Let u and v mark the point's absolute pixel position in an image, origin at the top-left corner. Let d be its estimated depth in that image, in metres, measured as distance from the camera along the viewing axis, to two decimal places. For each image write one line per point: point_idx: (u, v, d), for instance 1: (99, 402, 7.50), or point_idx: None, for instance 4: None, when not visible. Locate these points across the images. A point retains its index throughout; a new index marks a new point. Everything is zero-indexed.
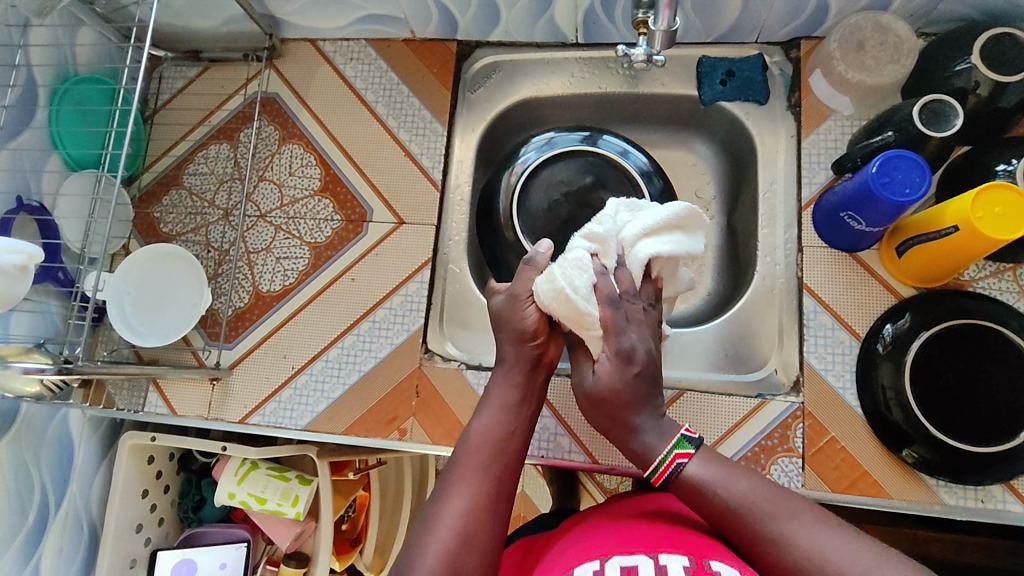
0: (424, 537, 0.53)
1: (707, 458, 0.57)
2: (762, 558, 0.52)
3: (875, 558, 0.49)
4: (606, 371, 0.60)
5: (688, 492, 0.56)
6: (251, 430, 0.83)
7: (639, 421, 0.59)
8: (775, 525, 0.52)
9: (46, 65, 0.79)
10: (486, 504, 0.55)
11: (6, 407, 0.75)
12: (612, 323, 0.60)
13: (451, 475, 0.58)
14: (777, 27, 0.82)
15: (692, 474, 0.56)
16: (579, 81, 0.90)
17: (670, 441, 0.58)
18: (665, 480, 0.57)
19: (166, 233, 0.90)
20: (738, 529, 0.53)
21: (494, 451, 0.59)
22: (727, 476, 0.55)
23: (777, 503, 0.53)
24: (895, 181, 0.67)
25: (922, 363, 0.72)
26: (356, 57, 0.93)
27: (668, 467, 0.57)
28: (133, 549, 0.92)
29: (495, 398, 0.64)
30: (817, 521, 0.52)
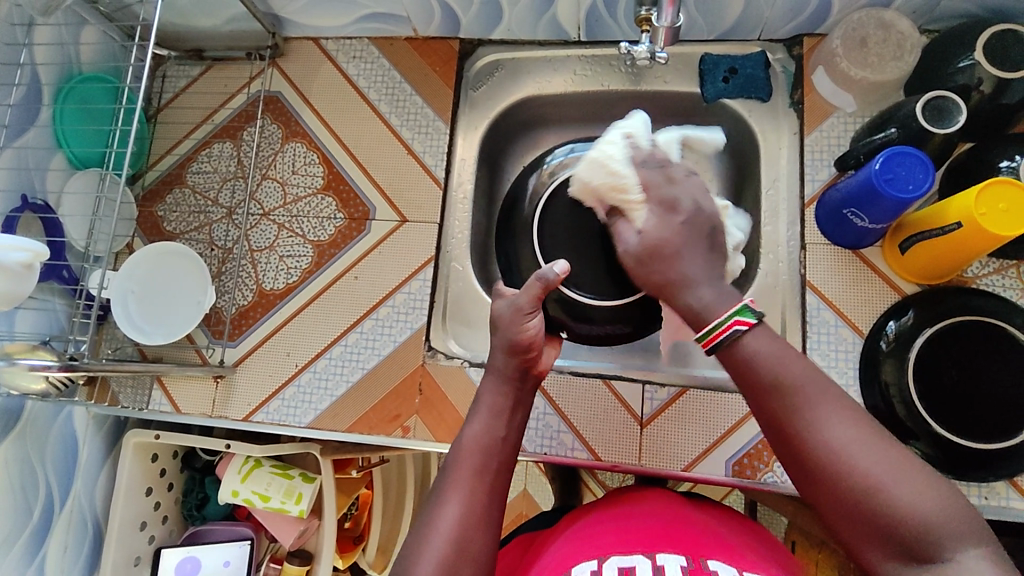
0: (418, 548, 0.50)
1: (766, 336, 0.49)
2: (792, 452, 0.47)
3: (915, 477, 0.44)
4: (653, 226, 0.57)
5: (734, 360, 0.49)
6: (255, 428, 0.83)
7: (691, 272, 0.53)
8: (811, 421, 0.46)
9: (50, 64, 0.79)
10: (480, 513, 0.52)
11: (11, 405, 0.75)
12: (647, 179, 0.61)
13: (442, 483, 0.55)
14: (779, 24, 0.82)
15: (747, 347, 0.49)
16: (581, 79, 0.90)
17: (729, 308, 0.50)
18: (717, 344, 0.50)
19: (170, 231, 0.90)
20: (771, 410, 0.48)
21: (486, 457, 0.56)
22: (783, 352, 0.49)
23: (825, 393, 0.47)
24: (898, 178, 0.67)
25: (926, 361, 0.71)
26: (359, 55, 0.93)
27: (724, 333, 0.49)
28: (137, 547, 0.92)
29: (485, 402, 0.60)
30: (863, 426, 0.46)
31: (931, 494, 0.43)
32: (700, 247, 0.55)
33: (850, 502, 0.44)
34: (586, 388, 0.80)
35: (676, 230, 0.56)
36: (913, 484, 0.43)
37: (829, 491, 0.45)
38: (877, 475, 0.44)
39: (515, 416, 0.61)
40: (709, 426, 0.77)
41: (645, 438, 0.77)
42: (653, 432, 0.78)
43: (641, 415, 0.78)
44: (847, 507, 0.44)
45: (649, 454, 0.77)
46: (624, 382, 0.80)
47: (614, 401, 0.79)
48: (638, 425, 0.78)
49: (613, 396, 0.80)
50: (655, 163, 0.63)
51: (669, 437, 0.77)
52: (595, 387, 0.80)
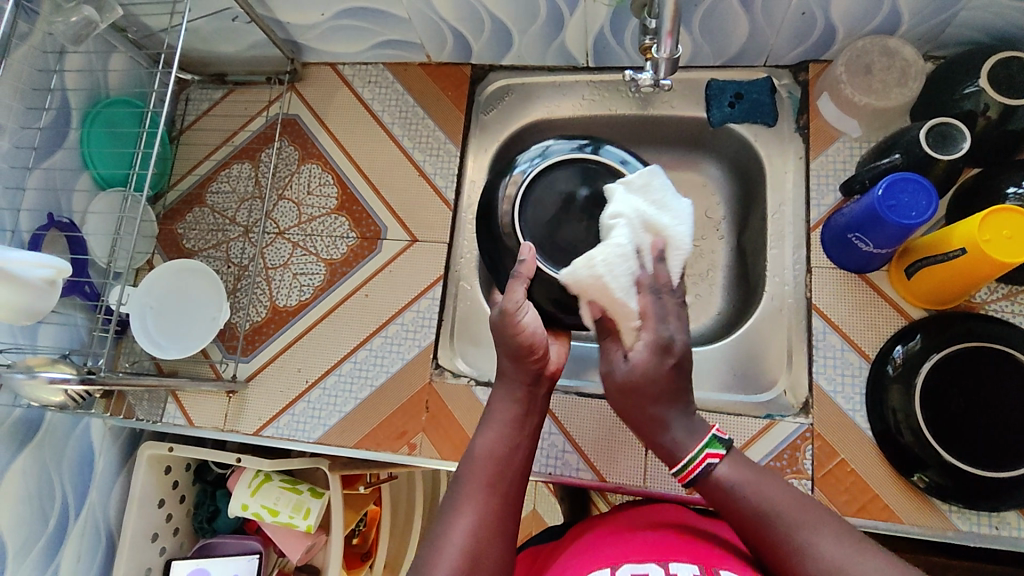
0: (431, 560, 0.50)
1: (737, 463, 0.54)
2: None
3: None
4: (641, 359, 0.57)
5: (715, 491, 0.53)
6: (265, 442, 0.84)
7: (669, 411, 0.56)
8: (793, 536, 0.48)
9: (79, 89, 0.83)
10: (494, 523, 0.53)
11: (31, 416, 0.78)
12: (649, 311, 0.60)
13: (455, 494, 0.55)
14: (784, 50, 0.84)
15: (720, 480, 0.53)
16: (589, 103, 0.92)
17: (699, 441, 0.55)
18: (694, 478, 0.54)
19: (188, 249, 0.93)
20: (754, 532, 0.51)
21: (499, 467, 0.57)
22: (758, 478, 0.52)
23: (803, 510, 0.50)
24: (901, 205, 0.67)
25: (932, 386, 0.71)
26: (374, 80, 0.96)
27: (696, 467, 0.54)
28: (148, 558, 0.94)
29: (497, 412, 0.61)
30: (842, 539, 0.47)
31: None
32: (678, 395, 0.57)
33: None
34: (591, 408, 0.81)
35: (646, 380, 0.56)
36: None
37: None
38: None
39: (527, 425, 0.62)
40: None
41: (649, 460, 0.78)
42: (658, 454, 0.78)
43: None
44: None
45: (653, 475, 0.77)
46: None
47: (619, 420, 0.80)
48: (643, 446, 0.78)
49: (617, 416, 0.80)
50: (656, 287, 0.62)
51: None
52: (600, 408, 0.80)
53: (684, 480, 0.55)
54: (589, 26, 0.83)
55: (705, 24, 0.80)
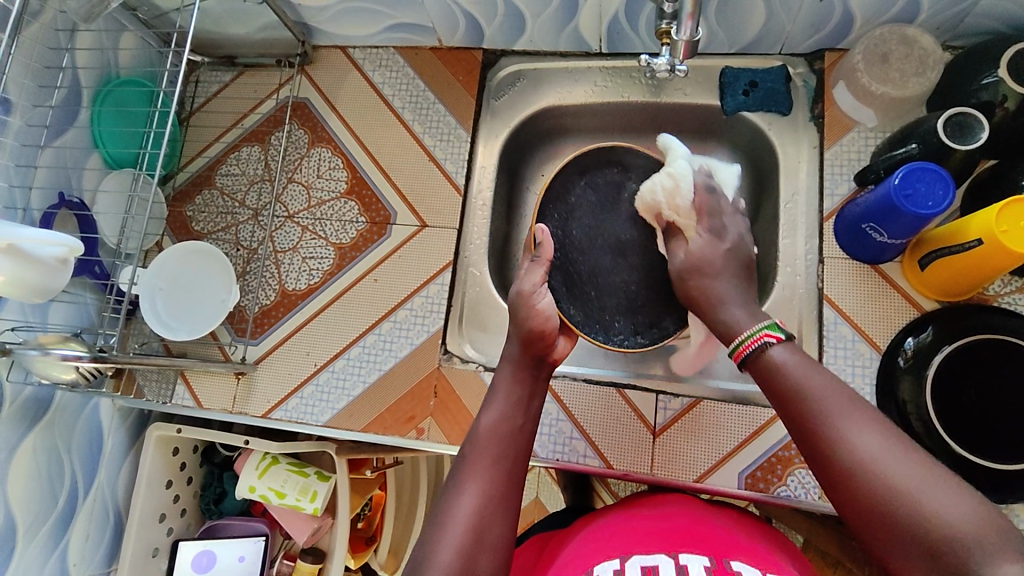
0: (437, 535, 0.54)
1: (793, 349, 0.54)
2: (821, 463, 0.48)
3: (950, 490, 0.43)
4: (701, 245, 0.66)
5: (764, 371, 0.54)
6: (273, 424, 0.85)
7: (723, 293, 0.62)
8: (838, 426, 0.48)
9: (90, 68, 0.82)
10: (497, 498, 0.56)
11: (41, 395, 0.78)
12: (703, 205, 0.69)
13: (459, 471, 0.58)
14: (800, 38, 0.83)
15: (773, 357, 0.54)
16: (602, 90, 0.91)
17: (759, 323, 0.57)
18: (748, 358, 0.55)
19: (197, 231, 0.93)
20: (794, 415, 0.51)
21: (502, 443, 0.61)
22: (806, 366, 0.52)
23: (847, 402, 0.49)
24: (918, 194, 0.66)
25: (945, 377, 0.71)
26: (385, 64, 0.95)
27: (751, 344, 0.55)
28: (155, 538, 0.94)
29: (501, 392, 0.65)
30: (889, 436, 0.47)
31: (959, 504, 0.42)
32: (729, 279, 0.63)
33: (880, 515, 0.44)
34: (599, 395, 0.81)
35: (707, 262, 0.65)
36: (943, 494, 0.43)
37: (862, 498, 0.45)
38: (906, 482, 0.44)
39: (530, 404, 0.66)
40: (722, 437, 0.77)
41: (657, 447, 0.78)
42: (666, 442, 0.78)
43: (653, 424, 0.79)
44: (877, 521, 0.45)
45: (661, 463, 0.77)
46: (638, 392, 0.81)
47: (627, 408, 0.80)
48: (650, 434, 0.78)
49: (625, 403, 0.80)
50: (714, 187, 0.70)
51: (683, 446, 0.77)
52: (608, 395, 0.80)
53: (734, 360, 0.57)
54: (604, 10, 0.82)
55: (721, 9, 0.79)
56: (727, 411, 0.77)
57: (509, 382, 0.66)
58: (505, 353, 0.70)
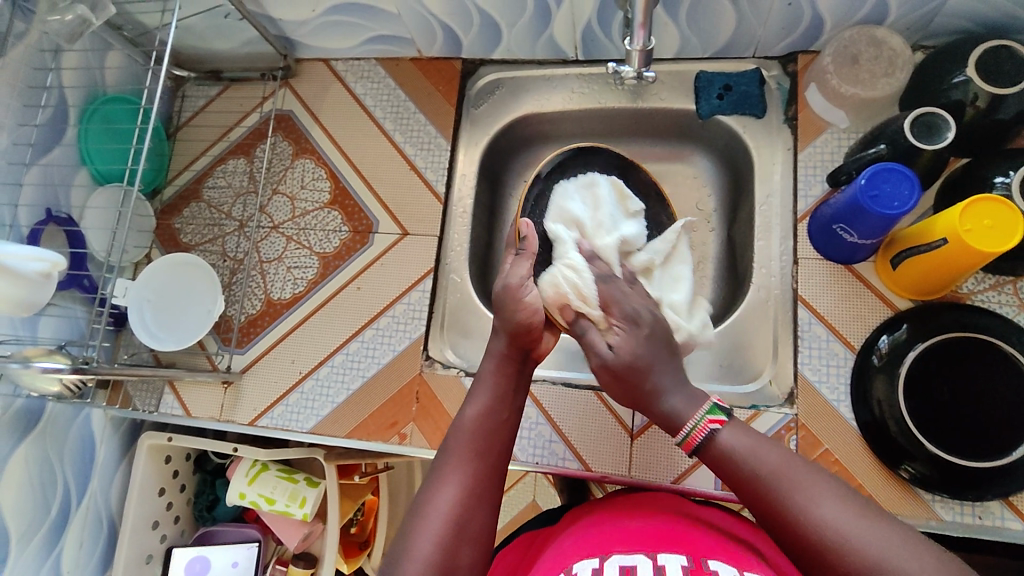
0: (417, 527, 0.55)
1: (739, 430, 0.55)
2: (787, 540, 0.50)
3: (913, 549, 0.46)
4: (622, 341, 0.63)
5: (717, 457, 0.55)
6: (260, 432, 0.86)
7: (664, 381, 0.60)
8: (797, 502, 0.49)
9: (76, 87, 0.84)
10: (476, 491, 0.58)
11: (32, 406, 0.80)
12: (610, 296, 0.67)
13: (441, 465, 0.60)
14: (772, 42, 0.83)
15: (722, 442, 0.55)
16: (579, 96, 0.92)
17: (698, 408, 0.57)
18: (697, 445, 0.56)
19: (185, 243, 0.94)
20: (754, 497, 0.52)
21: (483, 437, 0.62)
22: (757, 445, 0.54)
23: (802, 478, 0.51)
24: (884, 194, 0.67)
25: (916, 376, 0.71)
26: (366, 75, 0.97)
27: (699, 433, 0.56)
28: (149, 545, 0.96)
29: (486, 384, 0.66)
30: (847, 503, 0.49)
31: (924, 562, 0.45)
32: (669, 365, 0.61)
33: None
34: (578, 399, 0.81)
35: (638, 347, 0.62)
36: (909, 556, 0.45)
37: (830, 571, 0.47)
38: (874, 548, 0.46)
39: (514, 398, 0.67)
40: None
41: (635, 450, 0.78)
42: (644, 444, 0.78)
43: (631, 426, 0.79)
44: None
45: (639, 465, 0.78)
46: (616, 395, 0.81)
47: (605, 411, 0.80)
48: (628, 437, 0.79)
49: (603, 407, 0.81)
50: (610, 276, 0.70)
51: (661, 448, 0.78)
52: (586, 398, 0.81)
53: (687, 449, 0.57)
54: (576, 18, 0.83)
55: (691, 15, 0.80)
56: None
57: (492, 374, 0.67)
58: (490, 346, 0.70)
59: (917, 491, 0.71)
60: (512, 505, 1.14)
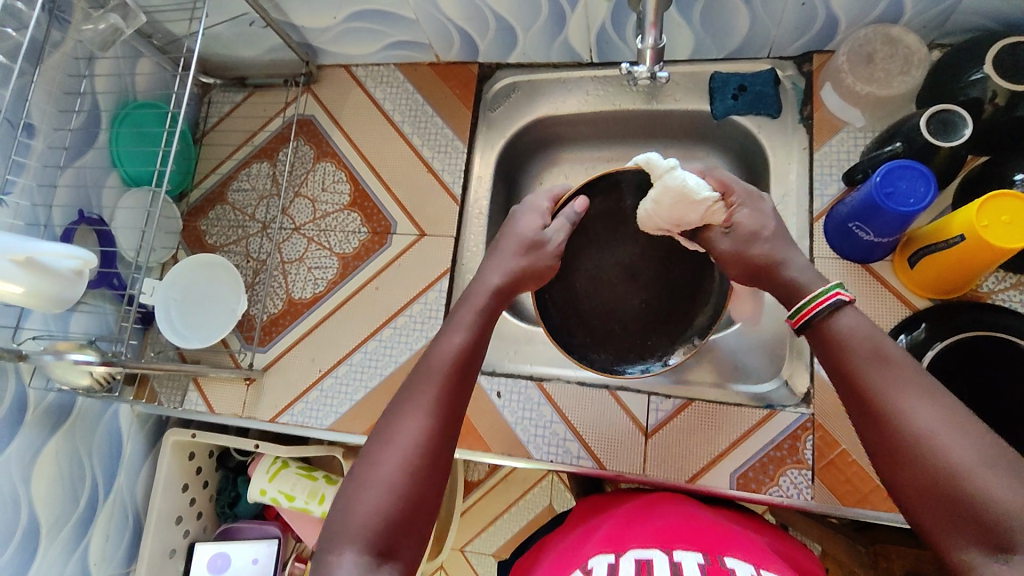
0: (379, 451, 0.51)
1: (860, 317, 0.50)
2: (873, 428, 0.46)
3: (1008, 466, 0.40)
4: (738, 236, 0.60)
5: (828, 337, 0.51)
6: (280, 428, 0.88)
7: (784, 253, 0.57)
8: (893, 395, 0.45)
9: (109, 93, 0.88)
10: (443, 418, 0.53)
11: (63, 401, 0.83)
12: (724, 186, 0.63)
13: (410, 391, 0.54)
14: (787, 41, 0.84)
15: (836, 323, 0.50)
16: (594, 98, 0.93)
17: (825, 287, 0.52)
18: (808, 321, 0.52)
19: (211, 244, 0.97)
20: (852, 378, 0.48)
21: (460, 360, 0.56)
22: (871, 333, 0.49)
23: (906, 374, 0.46)
24: (898, 191, 0.67)
25: (937, 375, 0.71)
26: (386, 80, 0.99)
27: (814, 307, 0.51)
28: (172, 540, 0.98)
29: (467, 312, 0.60)
30: (948, 408, 0.43)
31: (1008, 478, 0.40)
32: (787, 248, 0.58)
33: (925, 488, 0.42)
34: (593, 397, 0.82)
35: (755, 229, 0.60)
36: (992, 472, 0.40)
37: (904, 468, 0.43)
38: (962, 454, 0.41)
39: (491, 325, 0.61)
40: (715, 437, 0.77)
41: (649, 449, 0.78)
42: (658, 443, 0.78)
43: (645, 426, 0.79)
44: (923, 495, 0.42)
45: (654, 464, 0.78)
46: (631, 394, 0.82)
47: (620, 410, 0.81)
48: (643, 436, 0.79)
49: (619, 406, 0.81)
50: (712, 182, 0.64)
51: (675, 447, 0.78)
52: (601, 397, 0.82)
53: (794, 324, 0.53)
54: (591, 21, 0.84)
55: (704, 17, 0.81)
56: (718, 412, 0.78)
57: (473, 315, 0.60)
58: (474, 287, 0.63)
59: None
60: (528, 506, 1.14)
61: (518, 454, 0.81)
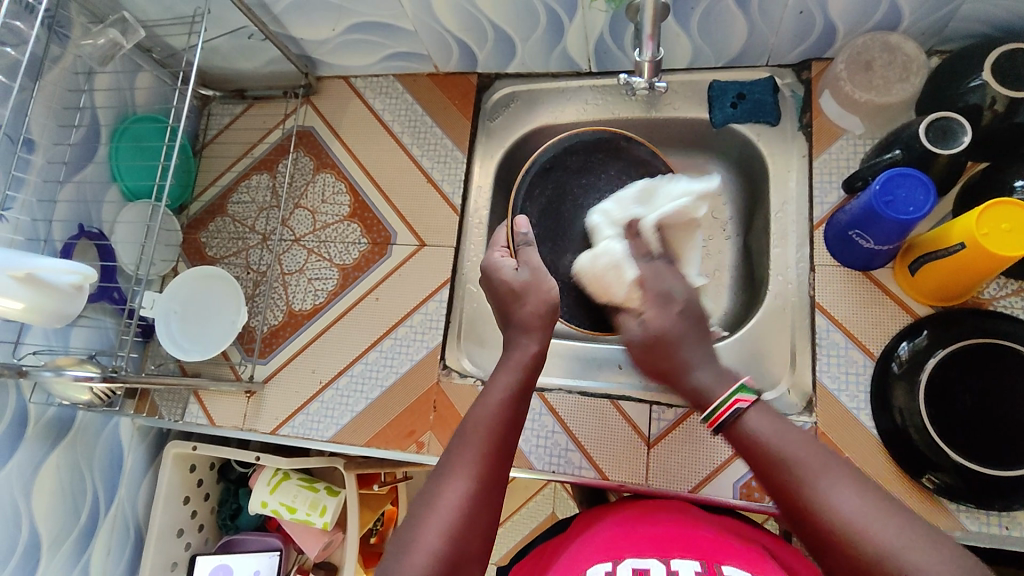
0: (424, 518, 0.52)
1: (765, 414, 0.56)
2: (802, 523, 0.49)
3: (933, 551, 0.44)
4: (653, 317, 0.67)
5: (741, 438, 0.56)
6: (281, 441, 0.88)
7: (692, 356, 0.64)
8: (815, 486, 0.49)
9: (108, 107, 0.88)
10: (485, 488, 0.55)
11: (64, 415, 0.83)
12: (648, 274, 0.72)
13: (450, 461, 0.56)
14: (786, 49, 0.84)
15: (747, 424, 0.56)
16: (592, 108, 0.95)
17: (730, 389, 0.59)
18: (721, 423, 0.57)
19: (211, 256, 0.97)
20: (774, 480, 0.52)
21: (496, 432, 0.58)
22: (780, 430, 0.54)
23: (824, 464, 0.50)
24: (898, 200, 0.66)
25: (937, 382, 0.70)
26: (385, 91, 0.99)
27: (726, 411, 0.57)
28: (174, 552, 0.98)
29: (501, 382, 0.62)
30: (865, 493, 0.48)
31: (939, 556, 0.44)
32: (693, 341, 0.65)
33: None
34: (594, 407, 0.81)
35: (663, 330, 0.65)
36: (924, 550, 0.44)
37: (840, 558, 0.46)
38: (888, 543, 0.45)
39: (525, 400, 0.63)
40: (718, 447, 0.77)
41: (652, 458, 0.78)
42: (661, 452, 0.78)
43: (648, 435, 0.79)
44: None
45: (656, 474, 0.77)
46: (633, 404, 0.81)
47: (622, 420, 0.80)
48: (645, 445, 0.79)
49: (621, 416, 0.81)
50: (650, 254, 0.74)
51: (678, 456, 0.78)
52: (603, 407, 0.81)
53: (712, 426, 0.58)
54: (589, 32, 0.84)
55: (702, 26, 0.81)
56: None
57: (505, 391, 0.62)
58: (505, 358, 0.66)
59: (943, 501, 0.69)
60: (531, 515, 1.14)
61: (520, 465, 0.80)
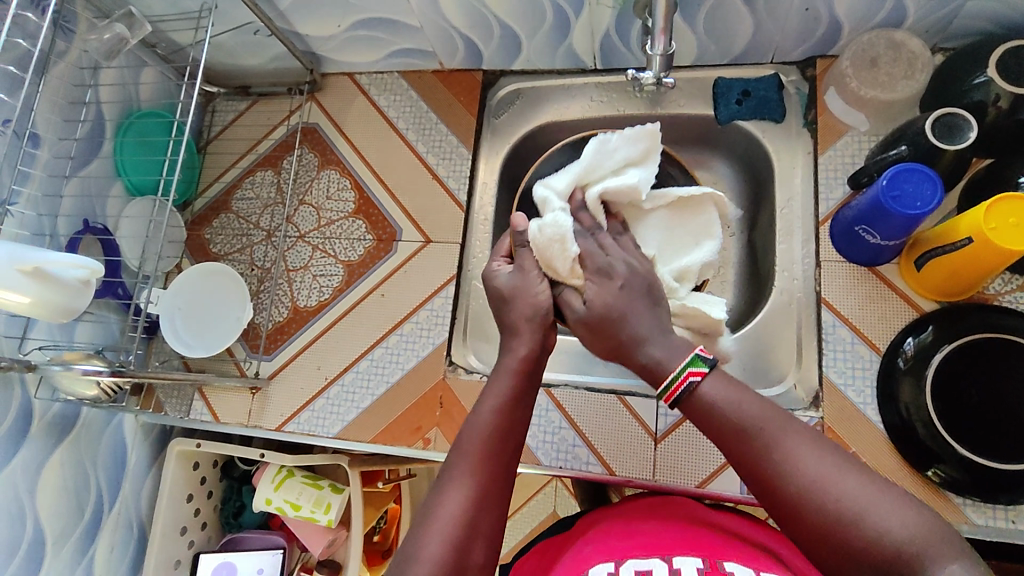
0: (425, 532, 0.52)
1: (720, 380, 0.55)
2: (764, 489, 0.51)
3: (896, 507, 0.46)
4: (596, 296, 0.65)
5: (697, 408, 0.55)
6: (287, 437, 0.87)
7: (643, 330, 0.61)
8: (781, 450, 0.50)
9: (113, 102, 0.88)
10: (484, 496, 0.55)
11: (68, 412, 0.82)
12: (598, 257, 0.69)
13: (447, 472, 0.56)
14: (791, 46, 0.84)
15: (704, 393, 0.54)
16: (597, 104, 0.94)
17: (683, 359, 0.57)
18: (677, 398, 0.56)
19: (215, 253, 0.97)
20: (738, 447, 0.52)
21: (495, 439, 0.58)
22: (735, 395, 0.54)
23: (784, 429, 0.51)
24: (906, 195, 0.67)
25: (943, 377, 0.71)
26: (389, 88, 0.99)
27: (679, 385, 0.56)
28: (177, 551, 0.97)
29: (500, 387, 0.62)
30: (827, 456, 0.49)
31: (912, 516, 0.46)
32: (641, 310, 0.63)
33: (825, 538, 0.47)
34: (601, 403, 0.82)
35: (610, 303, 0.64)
36: (891, 512, 0.46)
37: (803, 521, 0.48)
38: (855, 501, 0.47)
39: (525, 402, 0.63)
40: None
41: (659, 454, 0.78)
42: (668, 448, 0.78)
43: (654, 431, 0.79)
44: (825, 545, 0.47)
45: (663, 469, 0.78)
46: (640, 399, 0.81)
47: (630, 416, 0.80)
48: (652, 441, 0.79)
49: (628, 412, 0.81)
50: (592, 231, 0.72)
51: (685, 451, 0.78)
52: (610, 403, 0.81)
53: (666, 401, 0.57)
54: (595, 28, 0.85)
55: (707, 22, 0.81)
56: None
57: (499, 398, 0.61)
58: (501, 361, 0.65)
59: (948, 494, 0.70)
60: (533, 513, 1.14)
61: (527, 460, 0.80)
